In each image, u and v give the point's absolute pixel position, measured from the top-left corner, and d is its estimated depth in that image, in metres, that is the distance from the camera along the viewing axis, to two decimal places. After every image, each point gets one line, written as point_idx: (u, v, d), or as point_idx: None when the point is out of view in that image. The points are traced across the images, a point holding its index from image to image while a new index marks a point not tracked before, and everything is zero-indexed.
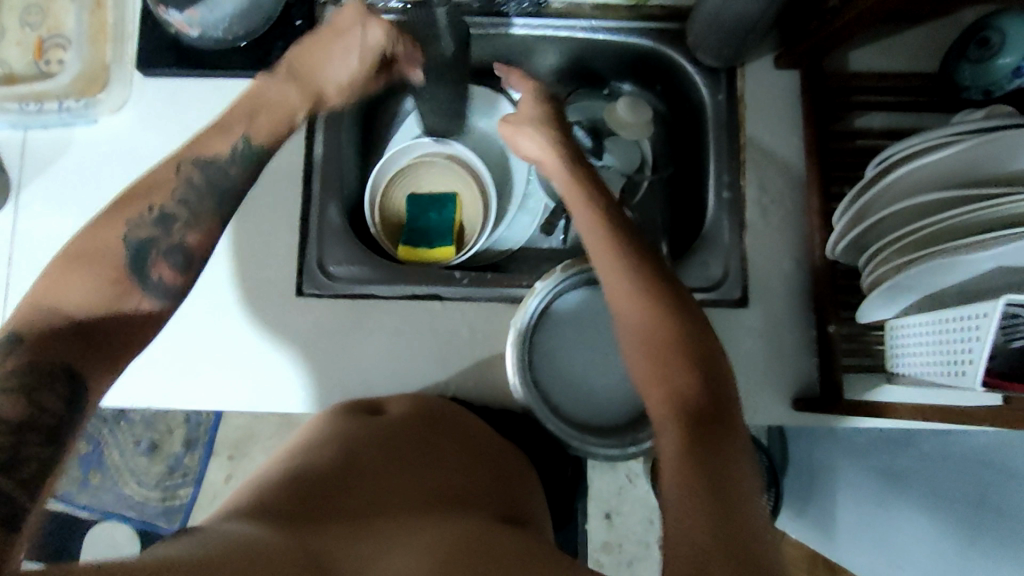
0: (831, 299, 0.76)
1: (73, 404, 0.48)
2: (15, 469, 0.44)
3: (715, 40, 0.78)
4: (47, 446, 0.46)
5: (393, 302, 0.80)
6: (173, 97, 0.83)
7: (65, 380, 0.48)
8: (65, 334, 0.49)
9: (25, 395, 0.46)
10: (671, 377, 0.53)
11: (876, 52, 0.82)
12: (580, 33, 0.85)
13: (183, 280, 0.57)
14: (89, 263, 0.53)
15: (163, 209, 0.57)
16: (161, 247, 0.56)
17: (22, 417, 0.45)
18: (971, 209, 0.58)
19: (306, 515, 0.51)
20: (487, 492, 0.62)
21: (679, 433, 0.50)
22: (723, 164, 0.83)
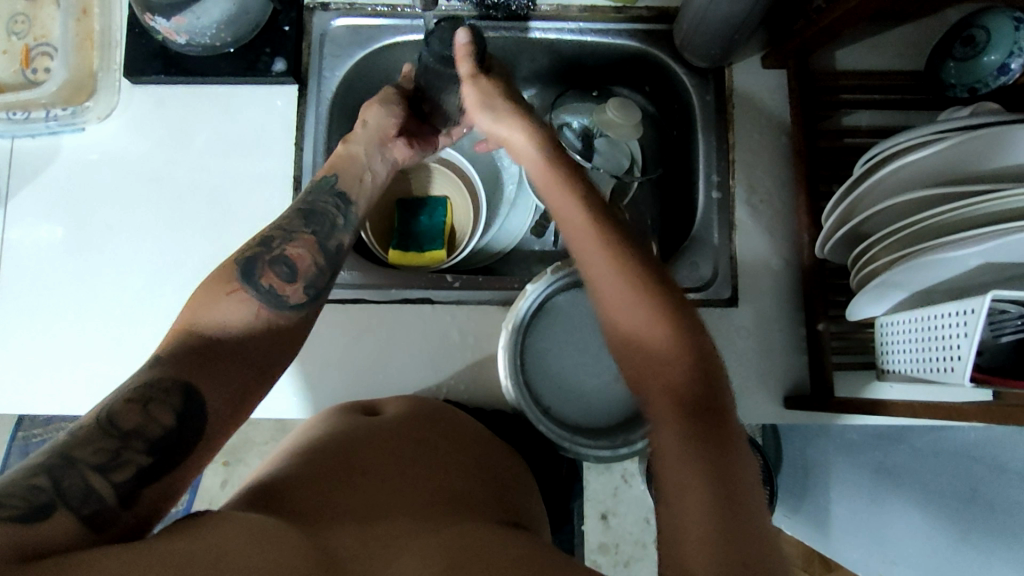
0: (821, 297, 0.76)
1: (187, 414, 0.48)
2: (112, 472, 0.43)
3: (702, 42, 0.78)
4: (150, 455, 0.45)
5: (383, 306, 0.80)
6: (162, 104, 0.83)
7: (182, 395, 0.48)
8: (188, 353, 0.50)
9: (143, 405, 0.46)
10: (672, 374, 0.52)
11: (862, 51, 0.83)
12: (568, 35, 0.85)
13: (289, 293, 0.58)
14: (211, 284, 0.56)
15: (264, 235, 0.61)
16: (266, 259, 0.58)
17: (137, 426, 0.46)
18: (952, 207, 0.59)
19: (309, 516, 0.51)
20: (486, 493, 0.62)
21: (684, 433, 0.49)
22: (712, 164, 0.83)
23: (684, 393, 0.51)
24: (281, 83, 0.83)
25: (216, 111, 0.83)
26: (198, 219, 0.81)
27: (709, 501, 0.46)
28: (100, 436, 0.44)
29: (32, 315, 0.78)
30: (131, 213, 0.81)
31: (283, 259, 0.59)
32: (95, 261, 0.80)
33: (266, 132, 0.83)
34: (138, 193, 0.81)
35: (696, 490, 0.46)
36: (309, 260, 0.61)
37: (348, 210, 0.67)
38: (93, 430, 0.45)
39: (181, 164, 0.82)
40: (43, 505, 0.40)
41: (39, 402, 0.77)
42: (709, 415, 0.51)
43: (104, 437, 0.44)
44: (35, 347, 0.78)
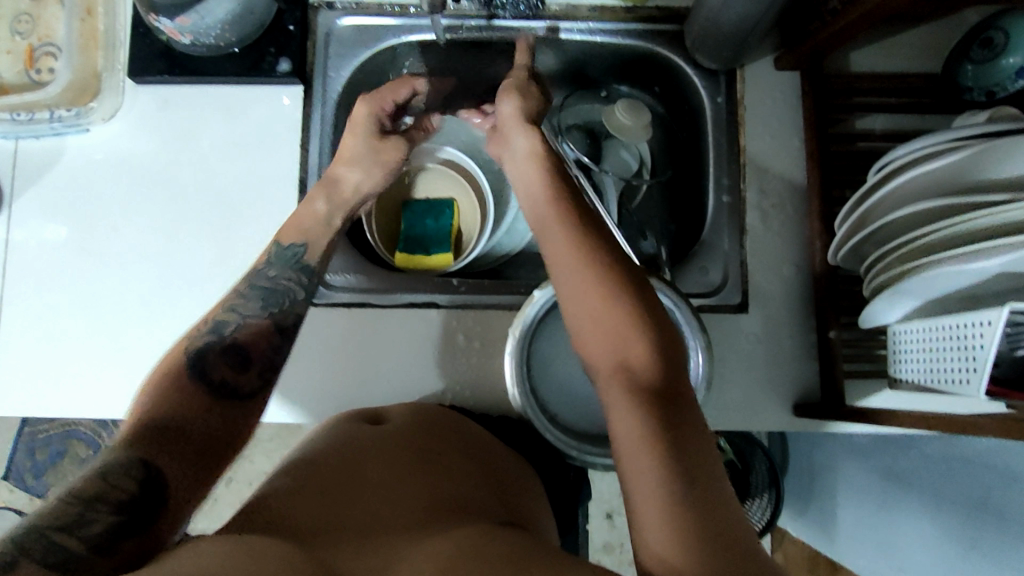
0: (832, 304, 0.75)
1: (152, 484, 0.48)
2: (80, 529, 0.44)
3: (714, 43, 0.77)
4: (118, 516, 0.46)
5: (388, 311, 0.79)
6: (166, 105, 0.82)
7: (143, 470, 0.49)
8: (149, 434, 0.51)
9: (104, 477, 0.47)
10: (635, 366, 0.51)
11: (877, 52, 0.81)
12: (577, 35, 0.84)
13: (244, 379, 0.60)
14: (166, 381, 0.57)
15: (215, 318, 0.64)
16: (216, 348, 0.61)
17: (100, 493, 0.46)
18: (965, 218, 0.58)
19: (301, 528, 0.50)
20: (489, 499, 0.61)
21: (648, 425, 0.48)
22: (721, 167, 0.82)
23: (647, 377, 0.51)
24: (286, 83, 0.82)
25: (220, 112, 0.82)
26: (202, 222, 0.80)
27: (680, 499, 0.45)
28: (64, 507, 0.45)
29: (37, 317, 0.78)
30: (135, 216, 0.80)
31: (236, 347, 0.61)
32: (99, 263, 0.79)
33: (270, 134, 0.82)
34: (142, 196, 0.80)
35: (658, 480, 0.46)
36: (259, 344, 0.63)
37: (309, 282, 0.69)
38: (55, 505, 0.45)
39: (184, 166, 0.81)
40: (9, 560, 0.40)
41: (43, 405, 0.76)
42: (678, 409, 0.50)
43: (68, 507, 0.45)
44: (40, 350, 0.77)
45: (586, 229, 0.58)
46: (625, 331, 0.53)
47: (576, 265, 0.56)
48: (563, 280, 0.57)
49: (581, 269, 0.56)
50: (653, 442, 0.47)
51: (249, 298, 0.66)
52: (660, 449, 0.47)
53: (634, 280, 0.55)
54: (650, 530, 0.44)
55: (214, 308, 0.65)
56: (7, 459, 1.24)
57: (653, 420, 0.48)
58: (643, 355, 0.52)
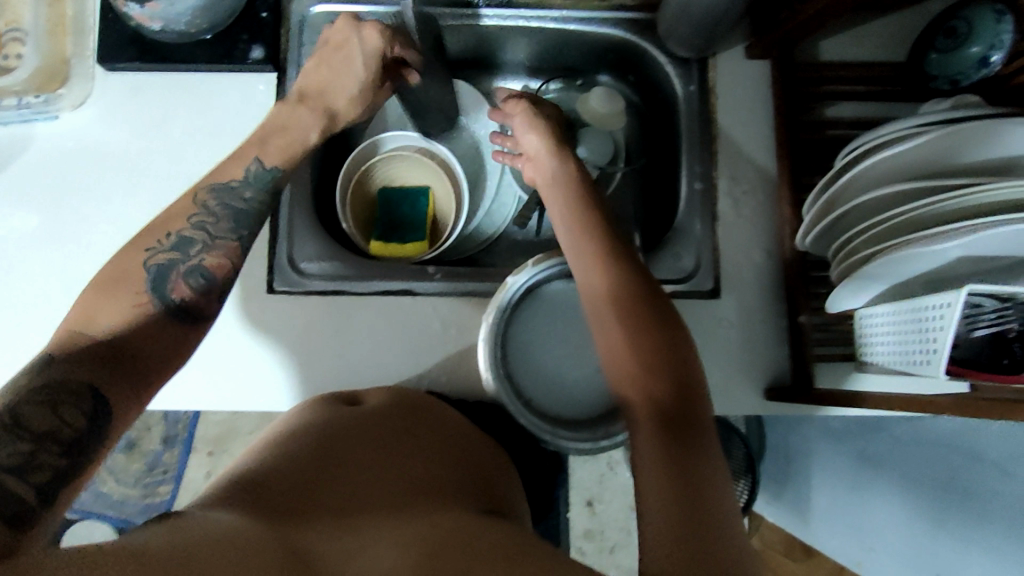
0: (801, 289, 0.76)
1: (98, 419, 0.48)
2: (29, 474, 0.44)
3: (685, 31, 0.78)
4: (65, 457, 0.46)
5: (364, 297, 0.79)
6: (136, 92, 0.81)
7: (90, 400, 0.48)
8: (91, 353, 0.50)
9: (50, 406, 0.46)
10: (656, 393, 0.55)
11: (846, 41, 0.82)
12: (552, 24, 0.85)
13: (206, 305, 0.58)
14: (118, 286, 0.55)
15: (181, 234, 0.59)
16: (181, 269, 0.57)
17: (49, 430, 0.45)
18: (927, 201, 0.59)
19: (293, 512, 0.51)
20: (472, 485, 0.62)
21: (661, 447, 0.51)
22: (694, 155, 0.83)
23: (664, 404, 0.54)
24: (259, 70, 0.82)
25: (193, 100, 0.81)
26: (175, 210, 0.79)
27: (680, 503, 0.47)
28: (7, 437, 0.44)
29: (7, 307, 0.77)
30: (106, 204, 0.79)
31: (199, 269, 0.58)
32: (69, 252, 0.78)
33: (243, 121, 0.81)
34: (113, 184, 0.80)
35: (666, 491, 0.48)
36: (227, 271, 0.60)
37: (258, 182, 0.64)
38: None
39: (157, 153, 0.80)
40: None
41: None
42: (692, 436, 0.52)
43: (10, 438, 0.44)
44: (10, 340, 0.77)
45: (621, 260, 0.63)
46: (648, 363, 0.57)
47: (611, 299, 0.61)
48: (596, 306, 0.62)
49: (614, 299, 0.61)
50: (664, 459, 0.50)
51: (220, 217, 0.61)
52: (666, 463, 0.50)
53: (663, 318, 0.59)
54: (650, 528, 0.46)
55: (178, 220, 0.60)
56: None
57: (663, 439, 0.52)
58: (663, 384, 0.56)
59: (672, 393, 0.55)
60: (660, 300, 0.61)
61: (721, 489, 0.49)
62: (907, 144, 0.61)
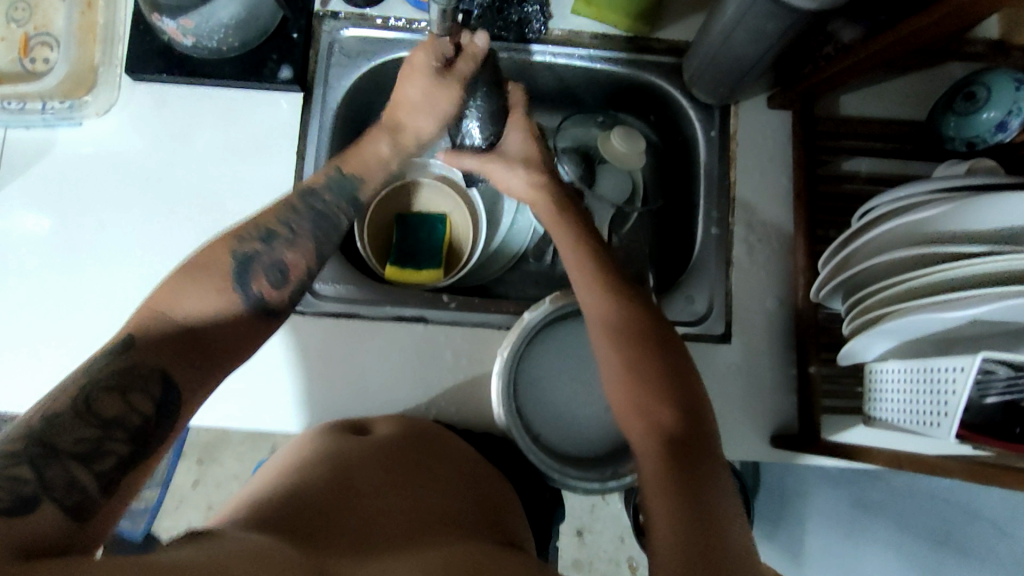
0: (813, 339, 0.77)
1: (164, 406, 0.48)
2: (94, 462, 0.43)
3: (712, 78, 0.79)
4: (129, 445, 0.46)
5: (378, 322, 0.79)
6: (162, 103, 0.82)
7: (158, 386, 0.48)
8: (164, 342, 0.51)
9: (122, 393, 0.46)
10: (663, 424, 0.55)
11: (864, 97, 0.84)
12: (579, 61, 0.86)
13: (276, 299, 0.58)
14: (200, 271, 0.55)
15: (268, 228, 0.60)
16: (262, 261, 0.58)
17: (117, 415, 0.46)
18: (943, 268, 0.60)
19: (312, 535, 0.50)
20: (486, 518, 0.62)
21: (666, 475, 0.52)
22: (712, 200, 0.83)
23: (668, 434, 0.55)
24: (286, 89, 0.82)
25: (217, 115, 0.81)
26: (192, 223, 0.79)
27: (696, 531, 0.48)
28: (80, 423, 0.44)
29: (15, 311, 0.76)
30: (125, 213, 0.79)
31: (280, 264, 0.58)
32: (82, 258, 0.78)
33: (267, 137, 0.82)
34: (135, 193, 0.80)
35: (673, 525, 0.49)
36: (305, 269, 0.60)
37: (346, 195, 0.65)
38: (71, 414, 0.44)
39: (179, 165, 0.80)
40: (29, 497, 0.39)
41: (13, 398, 0.75)
42: (695, 461, 0.53)
43: (83, 424, 0.44)
44: (17, 347, 0.76)
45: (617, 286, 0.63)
46: (649, 395, 0.57)
47: (608, 322, 0.61)
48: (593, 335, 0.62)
49: (609, 324, 0.61)
50: (671, 491, 0.51)
51: (305, 217, 0.62)
52: (678, 498, 0.50)
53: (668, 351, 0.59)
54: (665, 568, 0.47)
55: (265, 215, 0.61)
56: None
57: (671, 471, 0.52)
58: (671, 415, 0.56)
59: (675, 421, 0.55)
60: (658, 322, 0.61)
61: (730, 513, 0.51)
62: (925, 211, 0.62)
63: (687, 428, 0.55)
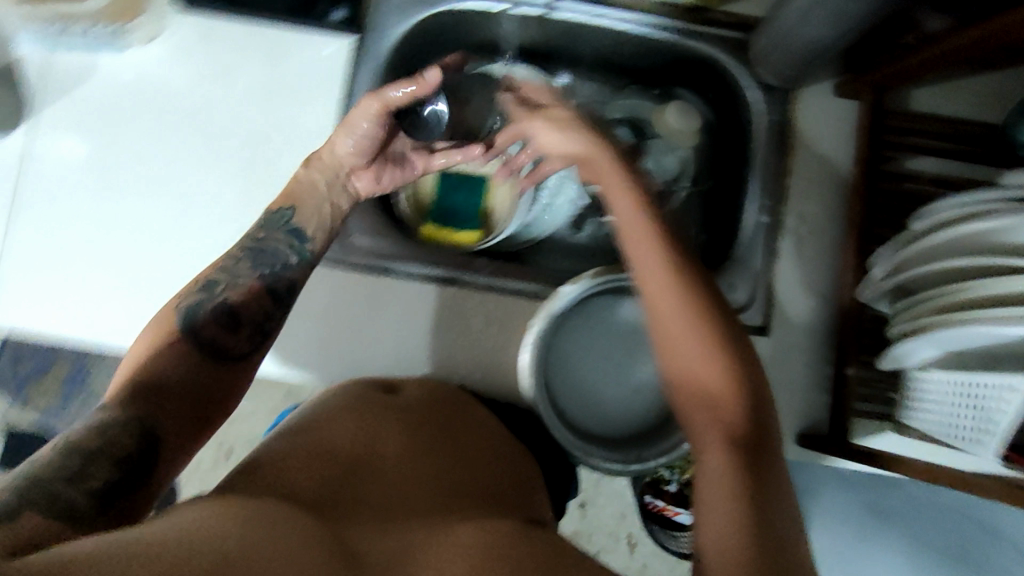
0: (853, 340, 0.75)
1: (143, 441, 0.52)
2: (80, 482, 0.47)
3: (780, 59, 0.75)
4: (114, 473, 0.49)
5: (410, 282, 0.77)
6: (209, 36, 0.79)
7: (138, 429, 0.52)
8: (139, 387, 0.55)
9: (101, 431, 0.51)
10: (730, 420, 0.53)
11: (936, 93, 0.79)
12: (642, 29, 0.82)
13: (234, 342, 0.62)
14: (154, 331, 0.60)
15: (207, 279, 0.63)
16: (208, 306, 0.61)
17: (98, 447, 0.49)
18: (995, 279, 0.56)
19: (342, 513, 0.50)
20: (511, 496, 0.61)
21: (731, 475, 0.50)
22: (765, 188, 0.80)
23: (736, 434, 0.52)
24: (337, 32, 0.79)
25: (264, 53, 0.79)
26: (230, 163, 0.78)
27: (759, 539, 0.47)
28: (66, 458, 0.48)
29: (50, 236, 0.76)
30: (163, 147, 0.78)
31: (226, 307, 0.61)
32: (116, 188, 0.77)
33: (313, 81, 0.79)
34: (175, 127, 0.78)
35: (736, 531, 0.47)
36: (255, 306, 0.63)
37: (299, 243, 0.68)
38: (57, 454, 0.48)
39: (222, 101, 0.78)
40: (11, 508, 0.42)
41: (42, 324, 0.75)
42: (760, 463, 0.52)
43: (67, 460, 0.48)
44: (49, 272, 0.75)
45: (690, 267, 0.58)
46: (721, 392, 0.53)
47: (673, 307, 0.56)
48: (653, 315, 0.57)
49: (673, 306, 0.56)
50: (734, 493, 0.49)
51: (245, 256, 0.65)
52: (739, 499, 0.49)
53: (734, 335, 0.55)
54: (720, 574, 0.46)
55: (207, 269, 0.64)
56: None
57: (732, 468, 0.50)
58: (738, 412, 0.53)
59: (743, 422, 0.53)
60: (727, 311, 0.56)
61: (787, 521, 0.49)
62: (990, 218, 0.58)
63: (755, 426, 0.53)
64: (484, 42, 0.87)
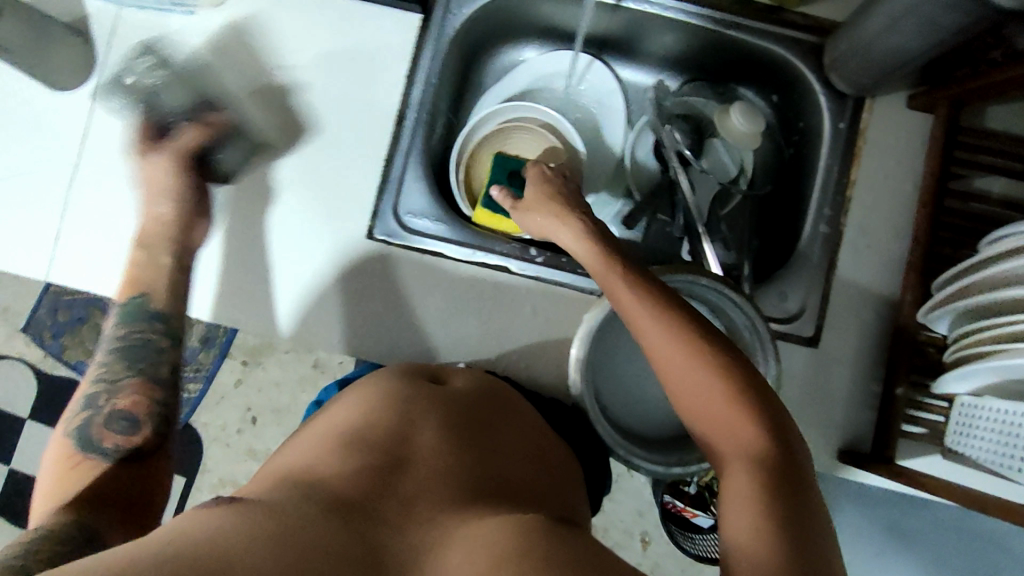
0: (906, 360, 0.73)
1: (91, 530, 0.54)
2: (44, 543, 0.49)
3: (856, 65, 0.73)
4: (76, 535, 0.52)
5: (460, 266, 0.77)
6: (276, 4, 0.79)
7: (87, 527, 0.54)
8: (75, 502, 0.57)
9: (57, 527, 0.52)
10: (748, 444, 0.49)
11: (1013, 112, 0.77)
12: (713, 25, 0.80)
13: (145, 436, 0.65)
14: (49, 478, 0.61)
15: (88, 395, 0.66)
16: (101, 418, 0.65)
17: (53, 529, 0.52)
18: None
19: (366, 508, 0.48)
20: (544, 498, 0.59)
21: (754, 495, 0.46)
22: (826, 197, 0.79)
23: (757, 457, 0.48)
24: (404, 8, 0.78)
25: (330, 24, 0.79)
26: (289, 133, 0.78)
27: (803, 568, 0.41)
28: (34, 539, 0.50)
29: (110, 195, 0.76)
30: (226, 113, 0.78)
31: (123, 414, 0.65)
32: (175, 151, 0.77)
33: (376, 57, 0.79)
34: (237, 93, 0.78)
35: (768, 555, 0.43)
36: (146, 401, 0.67)
37: (128, 306, 0.71)
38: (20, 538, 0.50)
39: (285, 71, 0.78)
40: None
41: (97, 280, 0.75)
42: (788, 483, 0.47)
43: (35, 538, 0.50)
44: (105, 229, 0.76)
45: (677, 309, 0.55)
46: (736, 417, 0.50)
47: (661, 346, 0.54)
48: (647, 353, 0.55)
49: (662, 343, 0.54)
50: (761, 514, 0.45)
51: (126, 351, 0.68)
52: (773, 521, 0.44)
53: (735, 361, 0.52)
54: None
55: (82, 385, 0.67)
56: (29, 312, 1.32)
57: (764, 490, 0.46)
58: (756, 435, 0.49)
59: (764, 448, 0.49)
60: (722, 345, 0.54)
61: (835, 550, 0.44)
62: None
63: (778, 447, 0.49)
64: (558, 29, 0.87)
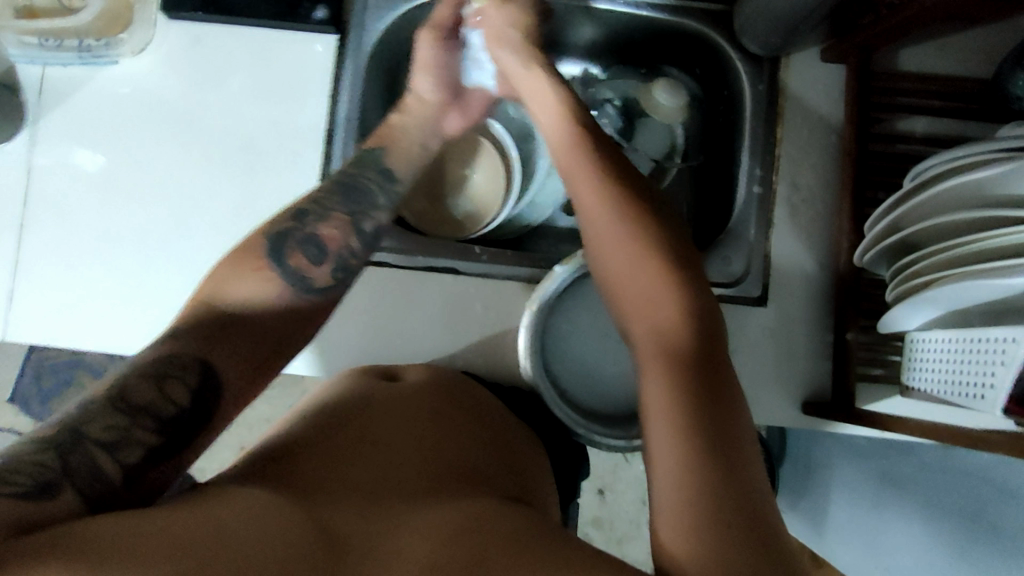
0: (852, 305, 0.74)
1: (199, 395, 0.47)
2: (120, 451, 0.42)
3: (761, 27, 0.75)
4: (158, 436, 0.45)
5: (408, 274, 0.79)
6: (198, 43, 0.81)
7: (195, 371, 0.47)
8: (201, 328, 0.49)
9: (157, 381, 0.45)
10: (674, 337, 0.49)
11: (924, 53, 0.78)
12: (623, 8, 0.82)
13: None
14: None
15: None
16: None
17: (148, 403, 0.45)
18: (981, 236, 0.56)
19: (314, 490, 0.47)
20: (501, 470, 0.59)
21: (678, 383, 0.46)
22: (755, 158, 0.80)
23: (684, 354, 0.48)
24: (321, 31, 0.81)
25: (254, 55, 0.81)
26: (224, 165, 0.79)
27: (715, 497, 0.41)
28: (109, 410, 0.43)
29: (60, 248, 0.78)
30: (161, 155, 0.79)
31: None
32: (117, 197, 0.79)
33: (303, 81, 0.81)
34: (170, 134, 0.80)
35: (680, 441, 0.43)
36: None
37: None
38: (103, 403, 0.43)
39: (213, 105, 0.80)
40: (50, 484, 0.38)
41: (52, 334, 0.77)
42: (714, 379, 0.47)
43: (110, 413, 0.43)
44: (55, 284, 0.77)
45: (629, 186, 0.57)
46: (669, 302, 0.51)
47: (618, 228, 0.54)
48: (599, 237, 0.56)
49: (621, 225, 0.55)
50: (683, 406, 0.45)
51: None
52: (691, 432, 0.43)
53: (691, 279, 0.52)
54: (665, 498, 0.42)
55: None
56: (14, 383, 1.33)
57: (686, 403, 0.45)
58: (678, 326, 0.50)
59: (692, 346, 0.49)
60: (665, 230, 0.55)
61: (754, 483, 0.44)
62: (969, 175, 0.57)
63: (702, 346, 0.49)
64: None
